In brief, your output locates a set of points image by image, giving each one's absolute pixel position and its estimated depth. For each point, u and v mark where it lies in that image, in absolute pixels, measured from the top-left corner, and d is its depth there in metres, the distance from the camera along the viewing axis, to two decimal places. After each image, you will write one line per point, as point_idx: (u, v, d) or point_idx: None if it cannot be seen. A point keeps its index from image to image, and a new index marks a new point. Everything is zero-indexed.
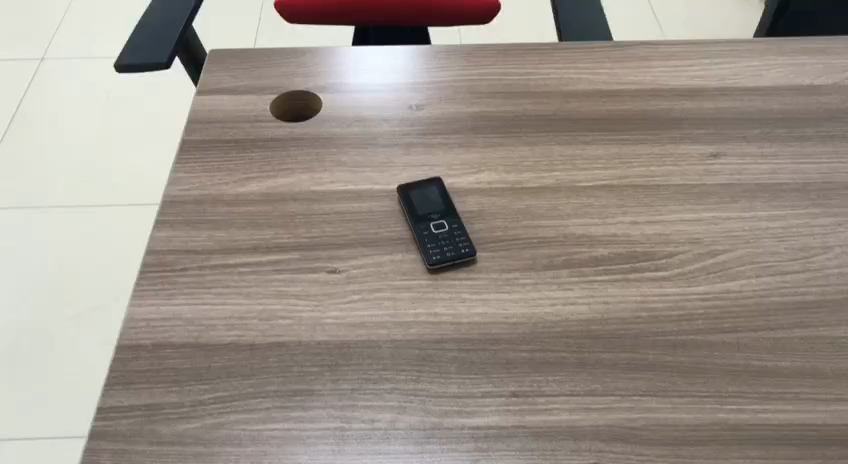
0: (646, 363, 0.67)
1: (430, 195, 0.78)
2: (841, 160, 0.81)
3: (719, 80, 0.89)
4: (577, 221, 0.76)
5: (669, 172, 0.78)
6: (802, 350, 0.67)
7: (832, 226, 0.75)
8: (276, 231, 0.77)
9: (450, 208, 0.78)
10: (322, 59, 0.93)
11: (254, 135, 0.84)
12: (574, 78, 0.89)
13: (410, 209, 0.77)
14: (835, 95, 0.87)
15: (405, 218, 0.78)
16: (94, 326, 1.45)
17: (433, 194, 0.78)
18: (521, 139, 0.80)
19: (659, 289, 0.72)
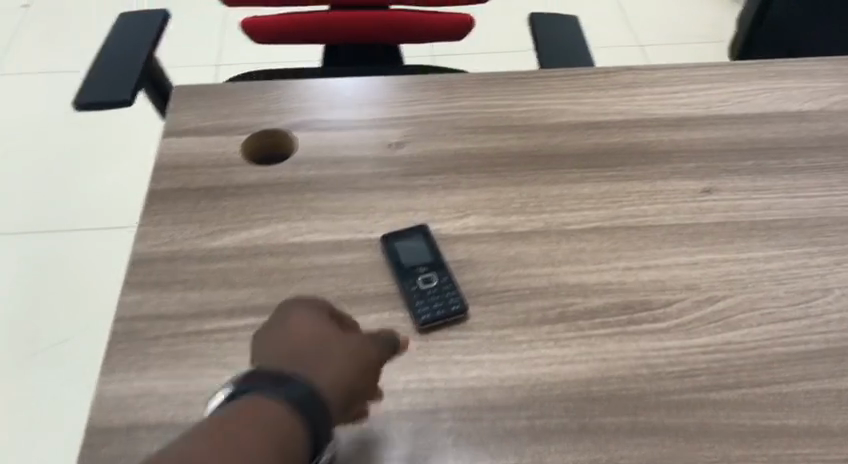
0: (650, 426, 0.61)
1: (416, 246, 0.71)
2: (834, 193, 0.77)
3: (705, 108, 0.85)
4: (570, 268, 0.70)
5: (663, 211, 0.75)
6: (809, 406, 0.62)
7: (831, 266, 0.71)
8: (253, 290, 0.69)
9: (437, 260, 0.70)
10: (298, 91, 0.87)
11: (224, 181, 0.77)
12: (558, 109, 0.85)
13: (397, 262, 0.70)
14: (824, 120, 0.84)
15: (389, 272, 0.70)
16: (74, 357, 1.37)
17: (418, 244, 0.71)
18: (507, 178, 0.78)
19: (658, 343, 0.65)
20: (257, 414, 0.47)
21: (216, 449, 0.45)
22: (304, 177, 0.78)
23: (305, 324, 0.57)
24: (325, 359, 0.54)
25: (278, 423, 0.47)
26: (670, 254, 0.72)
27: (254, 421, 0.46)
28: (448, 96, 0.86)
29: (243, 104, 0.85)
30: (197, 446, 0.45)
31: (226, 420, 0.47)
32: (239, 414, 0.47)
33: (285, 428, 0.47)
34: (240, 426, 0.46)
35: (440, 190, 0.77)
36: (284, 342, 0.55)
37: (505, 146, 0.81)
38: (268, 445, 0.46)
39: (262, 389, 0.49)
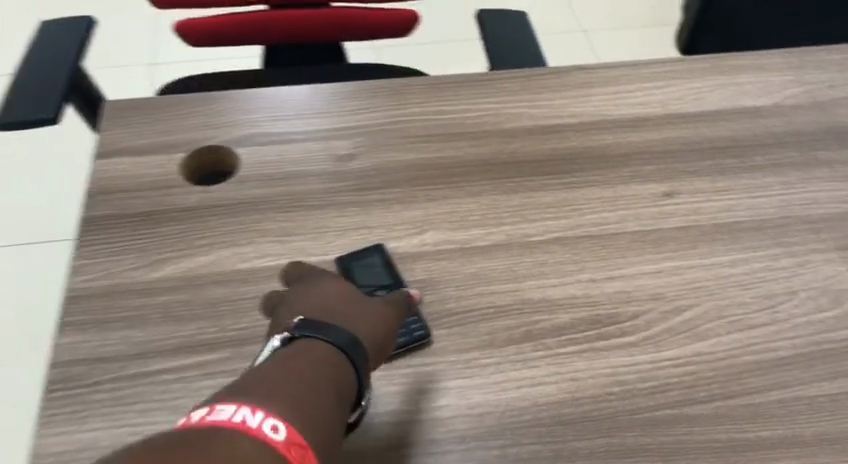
0: (625, 447, 0.59)
1: (373, 267, 0.68)
2: (793, 192, 0.76)
3: (661, 107, 0.83)
4: (534, 283, 0.68)
5: (624, 218, 0.73)
6: (782, 416, 0.60)
7: (794, 267, 0.70)
8: (201, 324, 0.64)
9: (396, 282, 0.67)
10: (239, 101, 0.82)
11: (163, 205, 0.72)
12: (513, 113, 0.82)
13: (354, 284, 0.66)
14: (779, 115, 0.83)
15: None
16: (16, 383, 1.30)
17: (375, 265, 0.68)
18: (464, 189, 0.75)
19: (627, 359, 0.64)
20: (310, 353, 0.50)
21: (286, 373, 0.47)
22: (249, 196, 0.74)
23: (328, 286, 0.60)
24: (356, 315, 0.57)
25: (330, 360, 0.50)
26: (634, 263, 0.70)
27: (309, 357, 0.49)
28: (397, 103, 0.83)
29: (180, 119, 0.80)
30: (265, 372, 0.47)
31: (285, 358, 0.49)
32: (293, 354, 0.50)
33: (337, 369, 0.50)
34: (298, 360, 0.49)
35: (394, 205, 0.73)
36: (315, 300, 0.58)
37: (460, 155, 0.78)
38: (325, 379, 0.48)
39: (310, 334, 0.52)
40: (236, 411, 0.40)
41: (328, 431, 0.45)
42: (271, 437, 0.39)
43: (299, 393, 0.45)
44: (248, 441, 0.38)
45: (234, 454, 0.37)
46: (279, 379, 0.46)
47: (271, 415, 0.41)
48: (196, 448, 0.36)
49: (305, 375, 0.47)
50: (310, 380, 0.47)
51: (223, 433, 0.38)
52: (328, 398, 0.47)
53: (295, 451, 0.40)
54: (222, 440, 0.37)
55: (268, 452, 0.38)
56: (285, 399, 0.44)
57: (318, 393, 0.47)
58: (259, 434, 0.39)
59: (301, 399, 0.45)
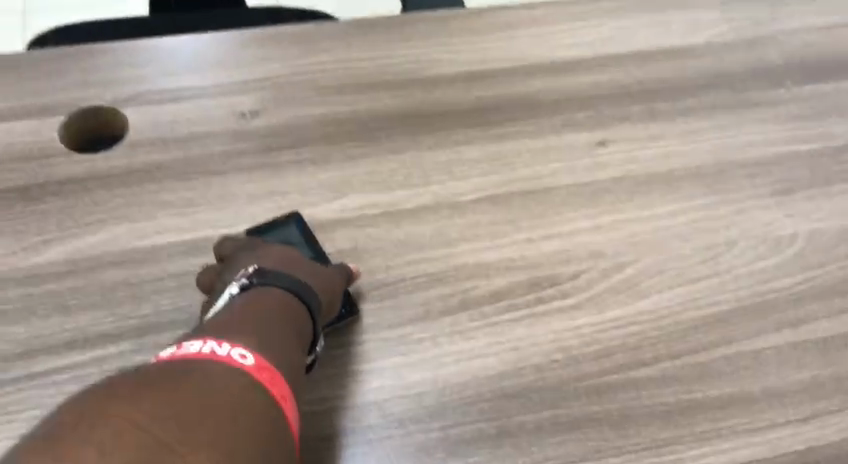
0: (572, 418, 0.55)
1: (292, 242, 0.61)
2: (726, 135, 0.73)
3: (589, 48, 0.78)
4: (467, 247, 0.63)
5: (558, 171, 0.69)
6: (729, 373, 0.58)
7: (732, 216, 0.67)
8: (96, 313, 0.57)
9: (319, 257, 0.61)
10: (125, 56, 0.71)
11: (43, 178, 0.63)
12: (433, 58, 0.76)
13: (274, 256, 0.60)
14: (708, 54, 0.79)
15: None
16: None
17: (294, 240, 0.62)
18: (386, 145, 0.69)
19: (570, 322, 0.60)
20: (266, 302, 0.52)
21: (247, 318, 0.49)
22: (144, 162, 0.65)
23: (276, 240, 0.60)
24: (310, 265, 0.58)
25: (287, 308, 0.52)
26: (570, 219, 0.66)
27: (266, 305, 0.52)
28: (306, 50, 0.74)
29: (55, 79, 0.69)
30: (227, 319, 0.49)
31: (242, 307, 0.51)
32: (251, 304, 0.52)
33: (294, 315, 0.52)
34: (256, 308, 0.51)
35: (309, 166, 0.66)
36: (265, 250, 0.58)
37: (379, 108, 0.71)
38: (280, 322, 0.51)
39: (265, 283, 0.54)
40: (203, 345, 0.44)
41: (291, 364, 0.48)
42: (240, 363, 0.44)
43: (261, 334, 0.48)
44: (220, 365, 0.42)
45: (209, 377, 0.41)
46: (239, 323, 0.48)
47: (238, 346, 0.45)
48: (173, 372, 0.40)
49: (264, 319, 0.50)
50: (270, 324, 0.50)
51: (195, 360, 0.42)
52: (288, 339, 0.50)
53: (263, 374, 0.45)
54: (196, 366, 0.41)
55: (238, 375, 0.43)
56: (249, 339, 0.47)
57: (279, 334, 0.49)
58: (229, 360, 0.43)
59: (262, 340, 0.48)
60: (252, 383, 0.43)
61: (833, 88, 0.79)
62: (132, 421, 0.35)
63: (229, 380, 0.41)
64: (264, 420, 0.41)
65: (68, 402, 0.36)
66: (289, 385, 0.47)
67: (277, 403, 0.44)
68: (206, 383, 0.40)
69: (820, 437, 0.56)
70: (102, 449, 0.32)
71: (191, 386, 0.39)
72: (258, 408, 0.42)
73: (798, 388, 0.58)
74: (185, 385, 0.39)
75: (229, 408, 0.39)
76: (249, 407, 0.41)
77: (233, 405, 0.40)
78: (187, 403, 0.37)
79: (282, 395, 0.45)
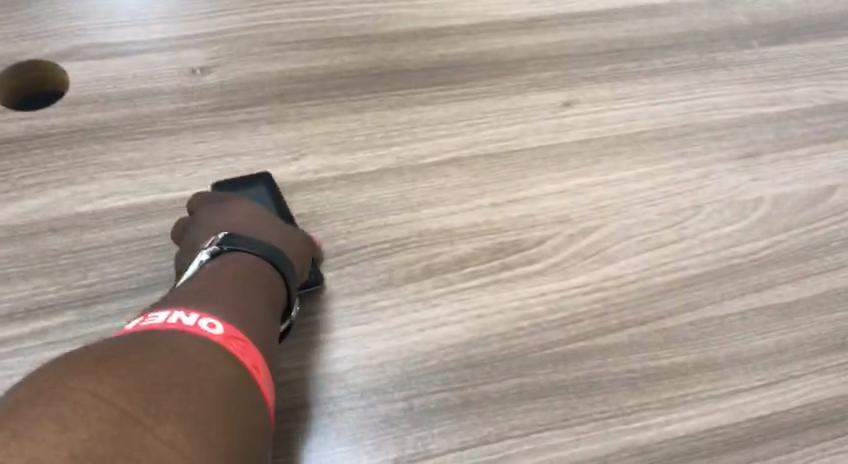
0: (538, 387, 0.54)
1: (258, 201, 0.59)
2: (693, 97, 0.72)
3: (555, 6, 0.76)
4: (430, 211, 0.61)
5: (524, 133, 0.67)
6: (695, 339, 0.58)
7: (699, 180, 0.66)
8: (37, 282, 0.53)
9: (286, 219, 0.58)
10: (63, 6, 0.67)
11: None
12: (394, 15, 0.73)
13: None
14: (675, 15, 0.78)
15: None
16: None
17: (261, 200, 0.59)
18: (345, 105, 0.66)
19: (536, 289, 0.58)
20: (239, 268, 0.48)
21: (220, 287, 0.46)
22: (86, 121, 0.61)
23: (239, 201, 0.56)
24: (280, 229, 0.55)
25: (261, 275, 0.49)
26: (535, 183, 0.64)
27: (240, 271, 0.48)
28: (258, 4, 0.71)
29: None
30: (197, 286, 0.45)
31: (214, 274, 0.47)
32: (223, 269, 0.48)
33: (269, 282, 0.49)
34: (229, 274, 0.47)
35: (263, 126, 0.63)
36: (228, 211, 0.54)
37: (337, 65, 0.68)
38: (255, 289, 0.47)
39: (238, 250, 0.50)
40: (170, 315, 0.41)
41: (265, 334, 0.45)
42: (209, 333, 0.40)
43: (233, 302, 0.45)
44: (187, 336, 0.39)
45: (176, 348, 0.38)
46: (209, 290, 0.45)
47: (207, 315, 0.42)
48: (137, 345, 0.37)
49: (234, 286, 0.46)
50: (242, 292, 0.46)
51: (161, 332, 0.39)
52: (262, 307, 0.47)
53: (234, 344, 0.41)
54: (160, 337, 0.38)
55: (209, 345, 0.40)
56: (220, 309, 0.44)
57: (253, 303, 0.46)
58: (196, 330, 0.40)
59: (236, 308, 0.44)
60: (223, 353, 0.40)
61: (799, 50, 0.78)
62: (90, 395, 0.32)
63: (197, 352, 0.38)
64: (236, 393, 0.39)
65: (23, 381, 0.33)
66: (263, 357, 0.44)
67: (250, 374, 0.41)
68: (172, 355, 0.37)
69: (783, 402, 0.56)
70: (60, 426, 0.30)
71: (155, 359, 0.36)
72: (230, 379, 0.39)
73: (762, 353, 0.58)
74: (149, 357, 0.36)
75: (198, 380, 0.37)
76: (219, 378, 0.38)
77: (203, 378, 0.37)
78: (151, 376, 0.35)
79: (255, 365, 0.42)
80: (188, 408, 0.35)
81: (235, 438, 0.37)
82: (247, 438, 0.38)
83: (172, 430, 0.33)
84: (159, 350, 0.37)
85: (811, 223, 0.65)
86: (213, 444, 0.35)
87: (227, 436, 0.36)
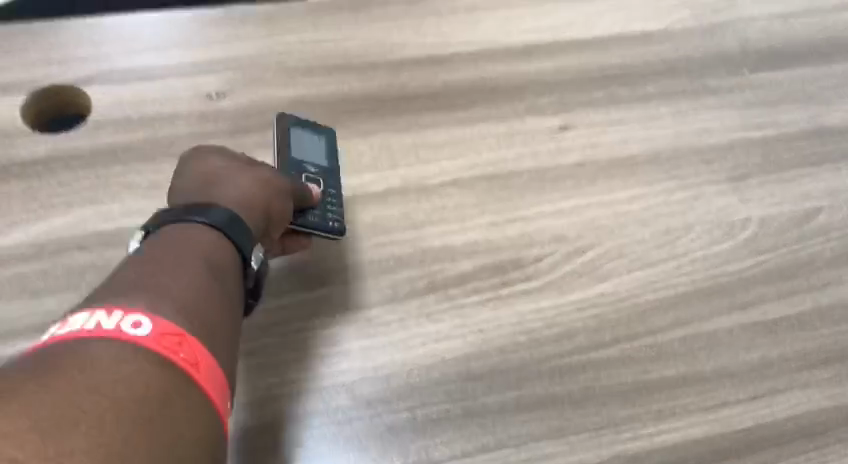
0: (535, 398, 0.57)
1: (316, 144, 0.65)
2: (684, 121, 0.75)
3: (553, 33, 0.80)
4: (433, 230, 0.64)
5: (522, 156, 0.70)
6: (684, 354, 0.61)
7: (689, 201, 0.70)
8: (63, 296, 0.56)
9: (333, 169, 0.64)
10: (87, 35, 0.70)
11: (6, 159, 0.62)
12: (400, 41, 0.76)
13: (284, 144, 0.63)
14: (667, 41, 0.81)
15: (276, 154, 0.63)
16: None
17: (318, 144, 0.65)
18: (353, 128, 0.69)
19: (533, 305, 0.62)
20: (176, 244, 0.47)
21: (154, 268, 0.44)
22: (109, 144, 0.64)
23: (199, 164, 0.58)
24: (226, 194, 0.55)
25: (203, 248, 0.48)
26: (534, 203, 0.67)
27: (176, 244, 0.47)
28: (270, 31, 0.74)
29: (14, 55, 0.68)
30: (128, 272, 0.44)
31: (149, 252, 0.46)
32: (159, 245, 0.47)
33: (212, 250, 0.48)
34: (164, 252, 0.46)
35: None
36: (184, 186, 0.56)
37: (345, 90, 0.71)
38: (191, 268, 0.45)
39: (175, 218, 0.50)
40: (88, 319, 0.38)
41: (206, 316, 0.43)
42: (132, 335, 0.38)
43: (166, 288, 0.43)
44: (104, 346, 0.37)
45: (89, 366, 0.36)
46: (142, 279, 0.43)
47: (133, 310, 0.39)
48: (43, 370, 0.35)
49: (170, 270, 0.44)
50: (178, 275, 0.44)
51: (73, 346, 0.37)
52: (205, 289, 0.45)
53: (166, 341, 0.39)
54: (75, 353, 0.36)
55: (130, 353, 0.37)
56: (150, 295, 0.41)
57: (191, 285, 0.44)
58: (115, 335, 0.38)
59: (171, 297, 0.42)
60: (149, 356, 0.38)
61: (786, 75, 0.81)
62: None
63: (116, 367, 0.36)
64: (166, 408, 0.36)
65: None
66: (205, 349, 0.41)
67: (186, 374, 0.39)
68: (84, 377, 0.35)
69: (768, 414, 0.59)
70: None
71: (61, 387, 0.34)
72: (155, 391, 0.36)
73: (748, 367, 0.61)
74: (54, 385, 0.34)
75: (112, 405, 0.35)
76: (140, 394, 0.36)
77: (121, 403, 0.35)
78: (55, 411, 0.33)
79: (192, 362, 0.39)
80: (97, 441, 0.33)
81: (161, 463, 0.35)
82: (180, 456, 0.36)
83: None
84: (70, 372, 0.35)
85: (797, 242, 0.69)
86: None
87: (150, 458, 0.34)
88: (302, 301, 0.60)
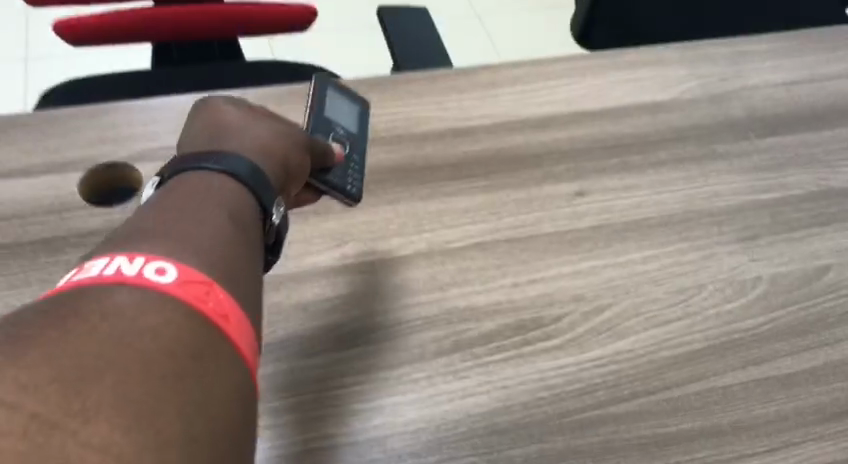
0: (557, 451, 0.60)
1: (351, 111, 0.74)
2: (695, 185, 0.79)
3: (568, 105, 0.85)
4: (458, 291, 0.68)
5: (541, 220, 0.75)
6: (700, 408, 0.63)
7: (701, 261, 0.73)
8: None
9: (363, 137, 0.72)
10: (137, 117, 0.77)
11: (64, 230, 0.68)
12: (424, 115, 0.82)
13: (319, 104, 0.71)
14: (677, 110, 0.86)
15: (314, 109, 0.71)
16: None
17: (353, 112, 0.74)
18: (382, 197, 0.74)
19: (554, 362, 0.65)
20: (198, 187, 0.49)
21: (178, 214, 0.45)
22: None
23: (218, 120, 0.60)
24: (247, 142, 0.58)
25: (224, 191, 0.49)
26: (553, 265, 0.71)
27: (197, 190, 0.48)
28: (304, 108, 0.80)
29: (71, 135, 0.75)
30: (152, 216, 0.45)
31: (171, 194, 0.48)
32: (180, 188, 0.48)
33: (234, 196, 0.50)
34: (186, 195, 0.47)
35: (311, 217, 0.72)
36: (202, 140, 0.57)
37: (374, 162, 0.77)
38: (213, 212, 0.47)
39: (196, 163, 0.51)
40: (109, 264, 0.39)
41: (231, 262, 0.44)
42: (155, 281, 0.39)
43: (190, 234, 0.44)
44: (129, 289, 0.38)
45: (112, 311, 0.36)
46: (165, 226, 0.44)
47: (155, 258, 0.40)
48: (67, 314, 0.35)
49: (192, 216, 0.45)
50: (202, 220, 0.45)
51: (95, 290, 0.37)
52: (229, 234, 0.46)
53: (190, 290, 0.39)
54: (97, 298, 0.37)
55: (153, 298, 0.38)
56: (172, 237, 0.42)
57: (215, 232, 0.45)
58: (139, 281, 0.38)
59: (193, 245, 0.43)
60: (173, 303, 0.38)
61: (792, 140, 0.85)
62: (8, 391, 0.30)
63: (140, 313, 0.36)
64: (194, 357, 0.37)
65: None
66: (233, 301, 0.42)
67: (212, 319, 0.39)
68: (108, 324, 0.35)
69: None
70: None
71: (85, 334, 0.34)
72: (182, 341, 0.37)
73: (763, 421, 0.63)
74: (79, 332, 0.34)
75: (138, 354, 0.35)
76: (165, 341, 0.36)
77: (148, 351, 0.35)
78: (79, 361, 0.33)
79: (220, 313, 0.40)
80: (124, 392, 0.33)
81: (193, 411, 0.35)
82: (213, 405, 0.37)
83: (105, 419, 0.31)
84: (93, 319, 0.35)
85: (807, 300, 0.72)
86: (158, 424, 0.33)
87: (178, 407, 0.34)
88: (334, 359, 0.63)
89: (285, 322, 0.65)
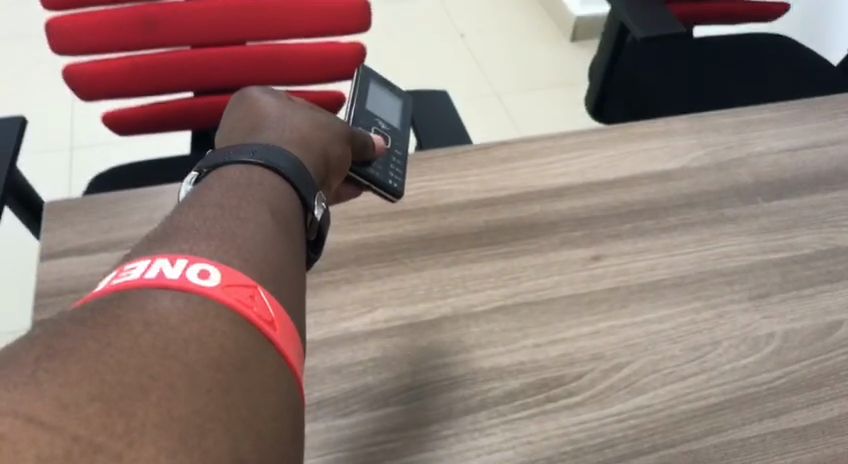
0: None
1: (392, 112, 0.84)
2: (705, 247, 0.83)
3: (581, 176, 0.90)
4: (482, 353, 0.72)
5: (559, 284, 0.79)
6: (719, 459, 0.66)
7: (715, 319, 0.77)
8: None
9: (402, 137, 0.81)
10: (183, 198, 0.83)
11: None
12: (445, 189, 0.87)
13: (363, 100, 0.81)
14: (685, 177, 0.91)
15: (359, 104, 0.81)
16: None
17: (395, 114, 0.84)
18: (408, 265, 0.79)
19: (576, 418, 0.68)
20: (239, 181, 0.54)
21: (219, 212, 0.50)
22: None
23: (257, 116, 0.66)
24: (286, 133, 0.63)
25: (265, 184, 0.54)
26: (572, 326, 0.75)
27: (236, 184, 0.53)
28: None
29: (123, 217, 0.81)
30: (195, 212, 0.49)
31: (212, 188, 0.53)
32: (220, 184, 0.53)
33: (273, 189, 0.55)
34: (227, 191, 0.52)
35: (342, 285, 0.76)
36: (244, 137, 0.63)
37: (401, 233, 0.82)
38: (255, 208, 0.51)
39: (235, 157, 0.56)
40: (152, 267, 0.42)
41: (273, 265, 0.48)
42: (196, 286, 0.42)
43: (231, 234, 0.48)
44: (169, 295, 0.41)
45: (158, 319, 0.39)
46: (207, 227, 0.48)
47: (197, 264, 0.43)
48: (111, 319, 0.38)
49: (233, 214, 0.50)
50: (243, 218, 0.50)
51: (142, 294, 0.40)
52: (269, 231, 0.51)
53: (232, 293, 0.43)
54: (142, 303, 0.40)
55: (194, 303, 0.41)
56: (214, 236, 0.47)
57: (254, 227, 0.50)
58: (184, 286, 0.41)
59: (233, 245, 0.47)
60: (216, 306, 0.42)
61: (799, 202, 0.89)
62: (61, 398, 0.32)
63: (184, 319, 0.40)
64: (236, 367, 0.40)
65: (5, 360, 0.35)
66: (275, 311, 0.45)
67: (254, 327, 0.42)
68: (154, 334, 0.38)
69: None
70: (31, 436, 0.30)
71: (132, 344, 0.37)
72: (226, 350, 0.40)
73: None
74: (122, 344, 0.37)
75: (179, 366, 0.37)
76: (208, 351, 0.39)
77: (191, 363, 0.38)
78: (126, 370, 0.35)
79: (263, 319, 0.43)
80: (170, 405, 0.35)
81: (237, 423, 0.38)
82: (258, 418, 0.39)
83: (152, 438, 0.33)
84: (137, 327, 0.38)
85: (820, 354, 0.74)
86: (205, 441, 0.35)
87: (222, 424, 0.37)
88: (366, 419, 0.67)
89: (320, 384, 0.68)
